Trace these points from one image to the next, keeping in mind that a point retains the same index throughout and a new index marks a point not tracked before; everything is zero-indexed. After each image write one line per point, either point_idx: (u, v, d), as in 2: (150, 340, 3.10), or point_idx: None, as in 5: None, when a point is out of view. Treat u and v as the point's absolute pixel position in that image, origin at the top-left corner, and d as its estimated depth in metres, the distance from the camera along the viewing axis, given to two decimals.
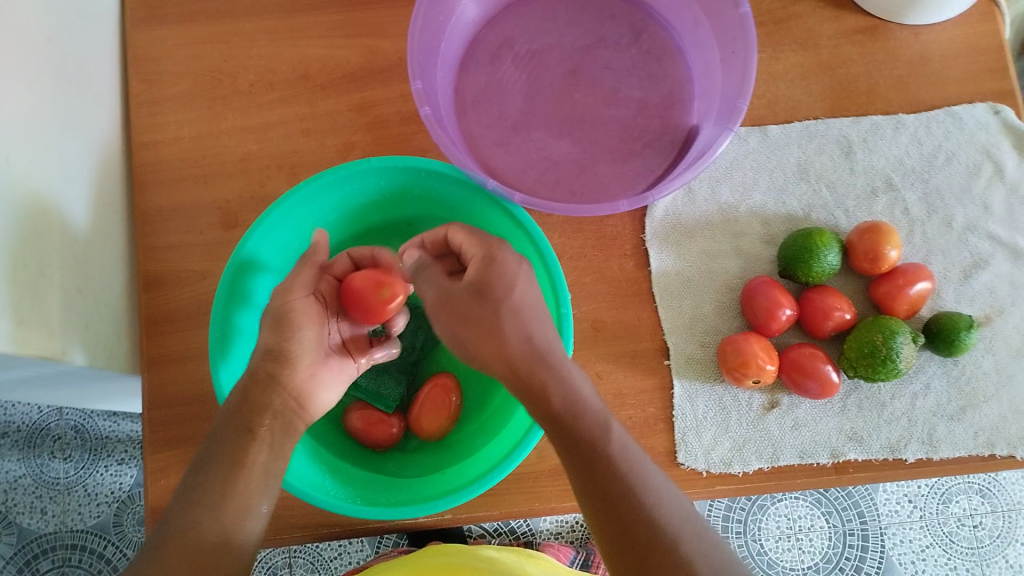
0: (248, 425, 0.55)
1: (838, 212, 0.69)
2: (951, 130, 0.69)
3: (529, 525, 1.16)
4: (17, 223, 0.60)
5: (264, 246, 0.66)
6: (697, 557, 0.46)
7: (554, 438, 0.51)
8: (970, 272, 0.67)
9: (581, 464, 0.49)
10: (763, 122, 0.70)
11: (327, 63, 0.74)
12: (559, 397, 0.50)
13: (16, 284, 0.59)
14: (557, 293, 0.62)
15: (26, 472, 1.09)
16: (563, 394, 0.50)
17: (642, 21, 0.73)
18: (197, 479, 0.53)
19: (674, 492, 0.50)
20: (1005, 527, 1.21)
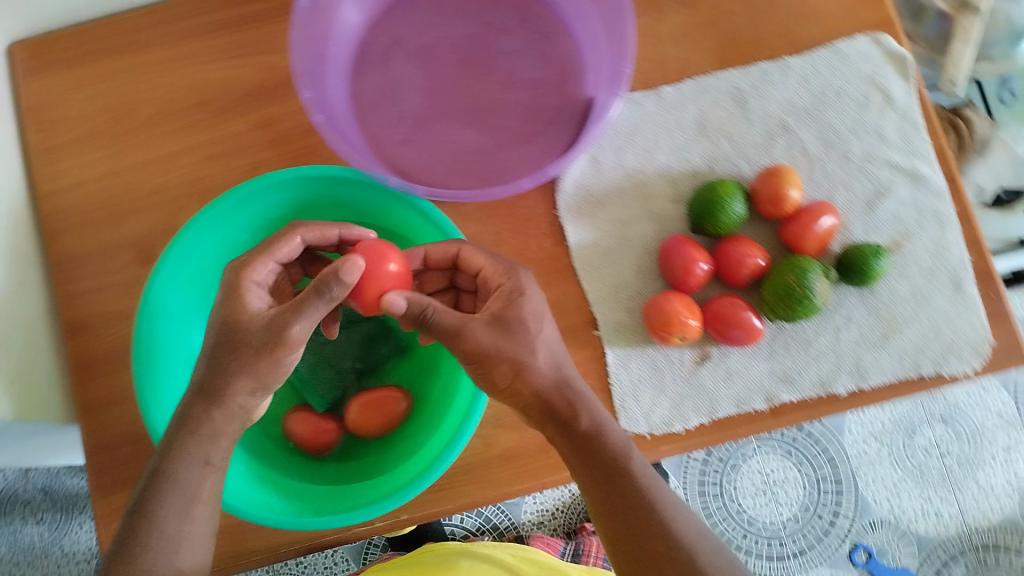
0: (205, 456, 0.54)
1: (740, 161, 0.70)
2: (836, 67, 0.70)
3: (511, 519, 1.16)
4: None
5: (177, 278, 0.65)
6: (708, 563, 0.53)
7: (574, 453, 0.57)
8: (873, 202, 0.68)
9: (604, 480, 0.56)
10: (655, 85, 0.72)
11: (222, 85, 0.74)
12: (587, 416, 0.57)
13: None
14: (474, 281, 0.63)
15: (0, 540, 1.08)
16: (592, 414, 0.57)
17: (528, 1, 0.73)
18: (155, 495, 0.52)
19: (685, 509, 0.56)
20: (972, 451, 1.24)
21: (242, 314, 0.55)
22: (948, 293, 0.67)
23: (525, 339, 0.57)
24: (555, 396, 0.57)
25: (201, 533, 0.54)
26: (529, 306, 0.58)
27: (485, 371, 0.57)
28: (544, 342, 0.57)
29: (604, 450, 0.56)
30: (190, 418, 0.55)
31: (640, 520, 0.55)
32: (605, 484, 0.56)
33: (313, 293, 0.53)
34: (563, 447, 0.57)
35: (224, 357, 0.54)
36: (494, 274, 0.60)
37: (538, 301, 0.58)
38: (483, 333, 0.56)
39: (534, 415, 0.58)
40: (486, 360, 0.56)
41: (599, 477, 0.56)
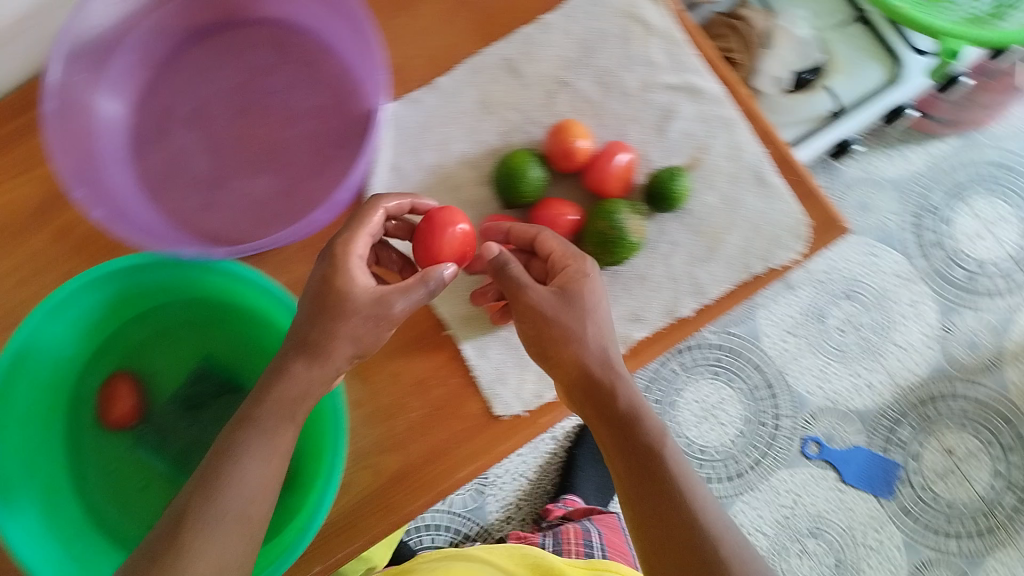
0: (288, 415, 0.54)
1: (531, 127, 0.72)
2: (592, 12, 0.72)
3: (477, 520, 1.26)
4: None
5: None
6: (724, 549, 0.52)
7: (609, 433, 0.58)
8: (664, 124, 0.71)
9: (631, 465, 0.56)
10: (431, 78, 0.72)
11: (9, 208, 0.72)
12: (624, 398, 0.58)
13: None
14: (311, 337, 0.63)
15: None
16: (628, 393, 0.58)
17: (285, 37, 0.74)
18: (208, 483, 0.51)
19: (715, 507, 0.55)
20: (881, 317, 1.32)
21: (348, 286, 0.57)
22: (755, 190, 0.69)
23: (580, 309, 0.60)
24: (600, 372, 0.59)
25: (257, 516, 0.52)
26: (536, 294, 0.61)
27: (537, 332, 0.61)
28: (601, 319, 0.60)
29: (635, 433, 0.57)
30: (247, 413, 0.54)
31: (662, 511, 0.54)
32: (634, 470, 0.56)
33: (421, 282, 0.57)
34: (603, 431, 0.58)
35: (321, 317, 0.56)
36: (561, 255, 0.63)
37: (600, 284, 0.61)
38: (547, 298, 0.61)
39: (574, 386, 0.60)
40: (552, 321, 0.60)
41: (628, 465, 0.56)
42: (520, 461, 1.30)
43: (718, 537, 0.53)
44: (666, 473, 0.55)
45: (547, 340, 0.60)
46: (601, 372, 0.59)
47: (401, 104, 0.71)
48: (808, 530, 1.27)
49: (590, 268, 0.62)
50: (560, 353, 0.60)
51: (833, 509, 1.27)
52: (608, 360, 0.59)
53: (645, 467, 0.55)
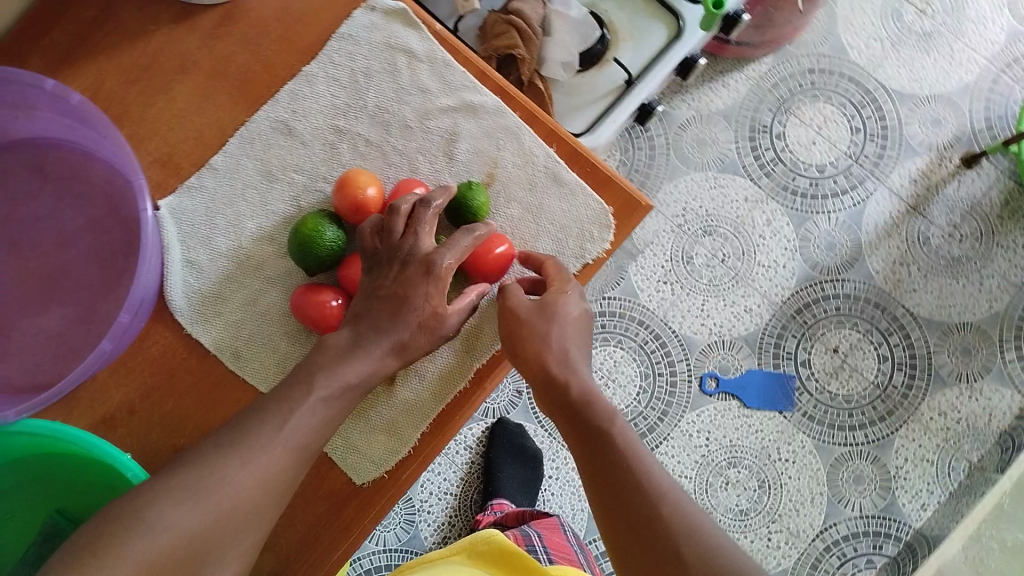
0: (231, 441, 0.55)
1: (320, 184, 0.69)
2: (351, 51, 0.70)
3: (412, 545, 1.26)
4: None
5: None
6: (639, 488, 0.57)
7: (568, 419, 0.62)
8: (451, 148, 0.69)
9: (587, 446, 0.60)
10: (205, 159, 0.69)
11: None
12: (578, 388, 0.63)
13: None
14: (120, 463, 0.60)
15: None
16: (581, 384, 0.63)
17: (38, 155, 0.69)
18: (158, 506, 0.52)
19: (669, 478, 0.58)
20: (743, 243, 1.35)
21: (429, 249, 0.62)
22: (554, 191, 0.68)
23: (554, 318, 0.64)
24: (569, 343, 0.64)
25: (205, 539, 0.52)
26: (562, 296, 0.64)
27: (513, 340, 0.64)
28: (570, 322, 0.64)
29: (591, 417, 0.61)
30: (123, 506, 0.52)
31: (602, 473, 0.58)
32: (593, 451, 0.59)
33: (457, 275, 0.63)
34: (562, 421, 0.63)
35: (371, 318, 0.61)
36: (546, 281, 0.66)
37: (579, 308, 0.65)
38: (527, 304, 0.64)
39: (539, 383, 0.64)
40: (523, 326, 0.63)
41: (583, 445, 0.60)
42: (441, 479, 1.29)
43: (668, 503, 0.56)
44: (614, 448, 0.59)
45: (542, 322, 0.63)
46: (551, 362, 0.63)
47: (179, 195, 0.68)
48: (726, 462, 1.29)
49: (572, 287, 0.66)
50: (527, 350, 0.63)
51: (743, 436, 1.30)
52: (563, 351, 0.63)
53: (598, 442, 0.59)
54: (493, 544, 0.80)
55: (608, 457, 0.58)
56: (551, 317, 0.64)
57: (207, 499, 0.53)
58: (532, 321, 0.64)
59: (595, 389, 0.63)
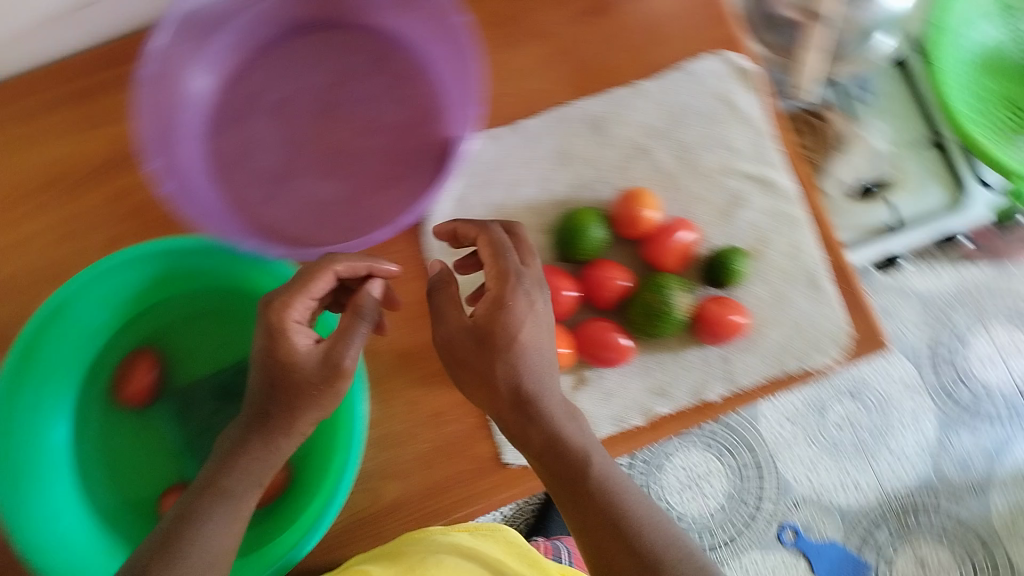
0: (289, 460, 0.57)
1: (600, 185, 0.72)
2: (684, 85, 0.73)
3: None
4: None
5: (30, 373, 0.61)
6: (655, 537, 0.55)
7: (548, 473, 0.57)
8: (730, 211, 0.71)
9: (561, 481, 0.56)
10: (515, 118, 0.73)
11: (70, 161, 0.71)
12: (541, 437, 0.56)
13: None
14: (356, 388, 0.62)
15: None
16: (545, 436, 0.56)
17: (382, 48, 0.76)
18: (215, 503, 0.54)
19: (681, 546, 0.55)
20: (880, 421, 1.33)
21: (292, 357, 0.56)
22: (806, 292, 0.69)
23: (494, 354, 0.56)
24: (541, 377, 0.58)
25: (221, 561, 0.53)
26: (515, 305, 0.57)
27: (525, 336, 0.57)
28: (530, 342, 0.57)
29: (571, 461, 0.56)
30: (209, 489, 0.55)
31: (597, 519, 0.55)
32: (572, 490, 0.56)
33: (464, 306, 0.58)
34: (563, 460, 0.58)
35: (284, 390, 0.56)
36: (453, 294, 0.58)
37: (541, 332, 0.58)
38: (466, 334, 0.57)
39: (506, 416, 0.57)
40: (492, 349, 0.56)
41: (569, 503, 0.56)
42: None
43: None
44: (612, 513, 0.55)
45: (487, 357, 0.56)
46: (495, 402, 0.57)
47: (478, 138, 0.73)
48: None
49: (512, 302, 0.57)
50: (479, 395, 0.57)
51: None
52: (521, 384, 0.56)
53: (589, 495, 0.55)
54: (504, 536, 0.78)
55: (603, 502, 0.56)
56: (492, 352, 0.56)
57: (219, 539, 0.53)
58: (473, 360, 0.57)
59: (565, 433, 0.57)
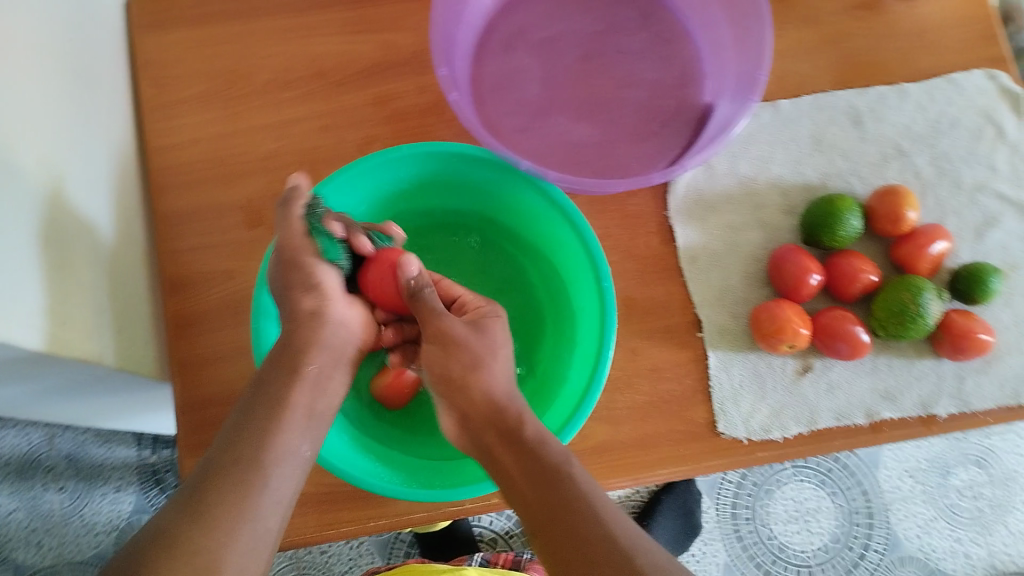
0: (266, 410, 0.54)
1: (853, 178, 0.71)
2: (952, 96, 0.73)
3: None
4: (36, 211, 0.57)
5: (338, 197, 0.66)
6: (639, 556, 0.46)
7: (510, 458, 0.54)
8: (982, 230, 0.70)
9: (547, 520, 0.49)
10: (776, 98, 0.73)
11: (342, 59, 0.75)
12: (532, 428, 0.55)
13: (32, 273, 0.54)
14: (605, 316, 0.61)
15: (18, 506, 1.12)
16: (535, 425, 0.55)
17: (651, 6, 0.76)
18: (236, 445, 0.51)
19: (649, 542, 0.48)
20: (1002, 495, 1.21)
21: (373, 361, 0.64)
22: None
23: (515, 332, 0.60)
24: (507, 408, 0.56)
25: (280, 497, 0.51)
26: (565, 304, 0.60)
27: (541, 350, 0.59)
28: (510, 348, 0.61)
29: (567, 495, 0.50)
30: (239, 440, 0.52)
31: (583, 538, 0.47)
32: (563, 524, 0.49)
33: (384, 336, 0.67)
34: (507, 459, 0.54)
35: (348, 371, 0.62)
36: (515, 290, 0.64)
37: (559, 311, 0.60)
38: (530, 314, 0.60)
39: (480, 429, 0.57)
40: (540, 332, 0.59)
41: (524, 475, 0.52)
42: None
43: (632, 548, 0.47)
44: (567, 484, 0.50)
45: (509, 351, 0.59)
46: (502, 444, 0.55)
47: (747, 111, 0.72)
48: None
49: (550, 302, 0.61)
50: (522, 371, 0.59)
51: None
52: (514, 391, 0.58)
53: (573, 517, 0.49)
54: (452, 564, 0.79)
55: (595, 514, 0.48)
56: None
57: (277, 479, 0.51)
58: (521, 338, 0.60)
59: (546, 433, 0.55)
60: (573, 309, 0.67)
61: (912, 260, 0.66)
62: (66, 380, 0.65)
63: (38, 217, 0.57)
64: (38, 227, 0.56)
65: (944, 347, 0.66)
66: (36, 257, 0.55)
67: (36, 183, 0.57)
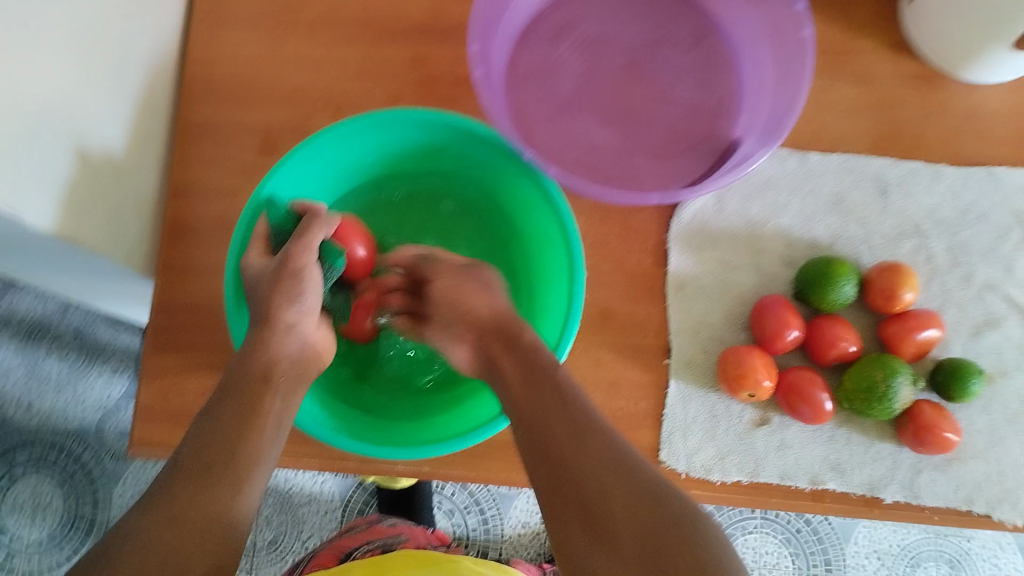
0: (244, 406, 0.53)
1: (862, 247, 0.70)
2: (987, 190, 0.70)
3: (499, 510, 1.15)
4: (51, 90, 0.58)
5: (347, 141, 0.67)
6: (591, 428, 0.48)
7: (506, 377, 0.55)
8: (980, 329, 0.68)
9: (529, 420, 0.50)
10: (805, 148, 0.71)
11: (392, 12, 0.75)
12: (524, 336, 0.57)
13: (29, 145, 0.56)
14: (567, 324, 0.61)
15: (21, 364, 1.17)
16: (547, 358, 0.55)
17: (708, 28, 0.74)
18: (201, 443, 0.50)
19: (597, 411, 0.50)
20: None
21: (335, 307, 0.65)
22: None
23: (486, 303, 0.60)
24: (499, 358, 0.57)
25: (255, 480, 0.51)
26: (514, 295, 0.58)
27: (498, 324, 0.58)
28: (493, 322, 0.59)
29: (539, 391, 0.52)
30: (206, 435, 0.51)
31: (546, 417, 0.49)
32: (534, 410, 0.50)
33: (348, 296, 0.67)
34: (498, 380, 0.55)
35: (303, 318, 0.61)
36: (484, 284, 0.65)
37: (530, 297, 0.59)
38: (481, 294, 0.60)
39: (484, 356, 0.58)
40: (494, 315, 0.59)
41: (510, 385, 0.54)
42: None
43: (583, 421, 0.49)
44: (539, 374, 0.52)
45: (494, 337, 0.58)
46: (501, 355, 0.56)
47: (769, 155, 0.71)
48: None
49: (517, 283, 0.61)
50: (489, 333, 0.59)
51: None
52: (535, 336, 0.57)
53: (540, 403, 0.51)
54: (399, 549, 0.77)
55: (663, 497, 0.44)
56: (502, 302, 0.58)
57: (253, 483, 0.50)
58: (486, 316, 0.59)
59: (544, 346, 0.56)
60: (545, 306, 0.67)
61: (896, 343, 0.65)
62: (55, 254, 0.68)
63: (53, 93, 0.58)
64: (52, 104, 0.58)
65: (906, 437, 0.64)
66: (35, 130, 0.57)
67: (59, 61, 0.59)
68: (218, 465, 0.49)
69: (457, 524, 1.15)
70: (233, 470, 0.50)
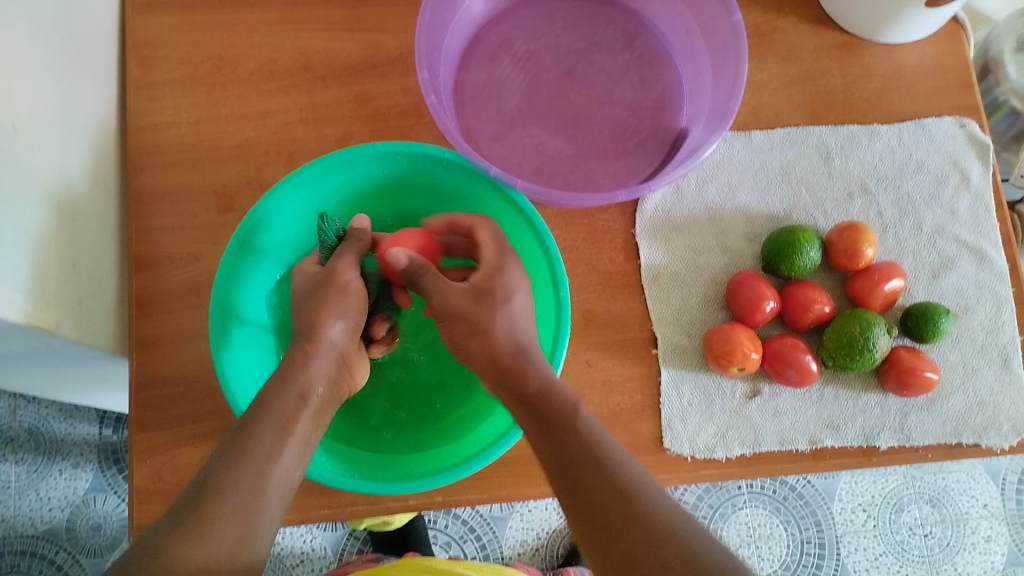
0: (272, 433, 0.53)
1: (817, 212, 0.73)
2: (920, 140, 0.74)
3: (495, 534, 1.16)
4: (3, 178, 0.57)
5: (318, 182, 0.68)
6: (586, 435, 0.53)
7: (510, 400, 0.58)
8: (938, 272, 0.72)
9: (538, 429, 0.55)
10: (748, 127, 0.75)
11: (328, 54, 0.76)
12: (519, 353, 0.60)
13: None
14: (560, 331, 0.63)
15: None
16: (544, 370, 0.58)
17: (636, 28, 0.77)
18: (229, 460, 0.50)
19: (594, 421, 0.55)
20: (953, 535, 1.22)
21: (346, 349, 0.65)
22: (995, 371, 0.70)
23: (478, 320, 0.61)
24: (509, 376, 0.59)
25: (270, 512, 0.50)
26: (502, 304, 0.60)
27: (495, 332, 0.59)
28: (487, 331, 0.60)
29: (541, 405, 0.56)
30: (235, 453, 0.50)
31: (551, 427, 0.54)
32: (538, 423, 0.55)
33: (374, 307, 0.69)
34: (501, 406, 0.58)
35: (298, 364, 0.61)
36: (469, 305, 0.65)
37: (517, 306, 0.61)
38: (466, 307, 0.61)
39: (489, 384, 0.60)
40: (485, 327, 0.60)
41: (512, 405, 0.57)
42: None
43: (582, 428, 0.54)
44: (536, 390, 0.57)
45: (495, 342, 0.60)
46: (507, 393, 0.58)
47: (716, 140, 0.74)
48: None
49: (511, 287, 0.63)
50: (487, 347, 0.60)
51: None
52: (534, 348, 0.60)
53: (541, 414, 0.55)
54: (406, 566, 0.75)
55: (654, 537, 0.45)
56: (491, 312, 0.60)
57: (263, 513, 0.49)
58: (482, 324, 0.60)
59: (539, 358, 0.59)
60: None
61: (865, 296, 0.68)
62: (24, 347, 0.66)
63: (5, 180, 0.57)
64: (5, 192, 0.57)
65: (890, 386, 0.67)
66: None
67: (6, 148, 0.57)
68: (246, 482, 0.49)
69: (455, 556, 1.15)
70: (257, 491, 0.49)
